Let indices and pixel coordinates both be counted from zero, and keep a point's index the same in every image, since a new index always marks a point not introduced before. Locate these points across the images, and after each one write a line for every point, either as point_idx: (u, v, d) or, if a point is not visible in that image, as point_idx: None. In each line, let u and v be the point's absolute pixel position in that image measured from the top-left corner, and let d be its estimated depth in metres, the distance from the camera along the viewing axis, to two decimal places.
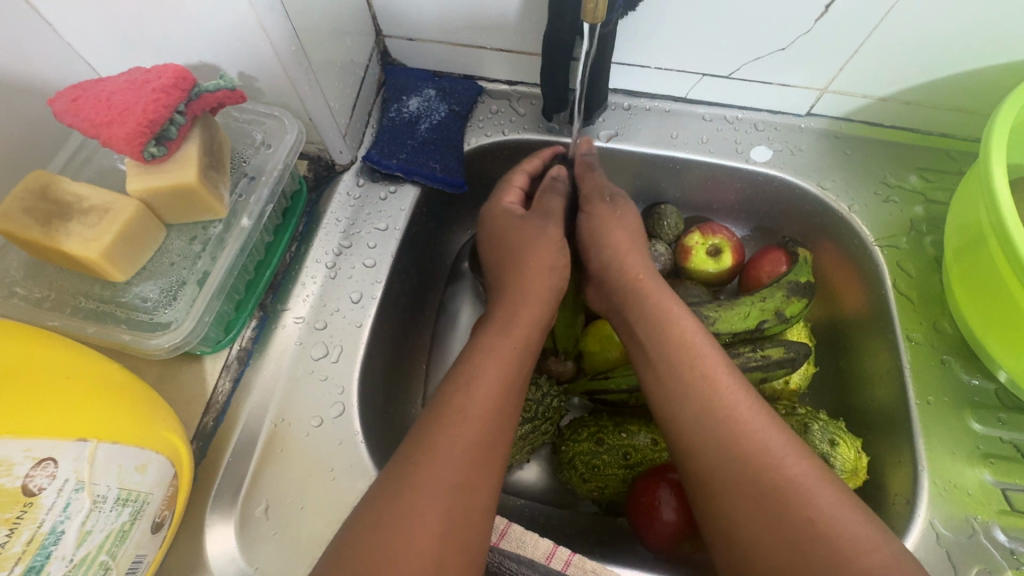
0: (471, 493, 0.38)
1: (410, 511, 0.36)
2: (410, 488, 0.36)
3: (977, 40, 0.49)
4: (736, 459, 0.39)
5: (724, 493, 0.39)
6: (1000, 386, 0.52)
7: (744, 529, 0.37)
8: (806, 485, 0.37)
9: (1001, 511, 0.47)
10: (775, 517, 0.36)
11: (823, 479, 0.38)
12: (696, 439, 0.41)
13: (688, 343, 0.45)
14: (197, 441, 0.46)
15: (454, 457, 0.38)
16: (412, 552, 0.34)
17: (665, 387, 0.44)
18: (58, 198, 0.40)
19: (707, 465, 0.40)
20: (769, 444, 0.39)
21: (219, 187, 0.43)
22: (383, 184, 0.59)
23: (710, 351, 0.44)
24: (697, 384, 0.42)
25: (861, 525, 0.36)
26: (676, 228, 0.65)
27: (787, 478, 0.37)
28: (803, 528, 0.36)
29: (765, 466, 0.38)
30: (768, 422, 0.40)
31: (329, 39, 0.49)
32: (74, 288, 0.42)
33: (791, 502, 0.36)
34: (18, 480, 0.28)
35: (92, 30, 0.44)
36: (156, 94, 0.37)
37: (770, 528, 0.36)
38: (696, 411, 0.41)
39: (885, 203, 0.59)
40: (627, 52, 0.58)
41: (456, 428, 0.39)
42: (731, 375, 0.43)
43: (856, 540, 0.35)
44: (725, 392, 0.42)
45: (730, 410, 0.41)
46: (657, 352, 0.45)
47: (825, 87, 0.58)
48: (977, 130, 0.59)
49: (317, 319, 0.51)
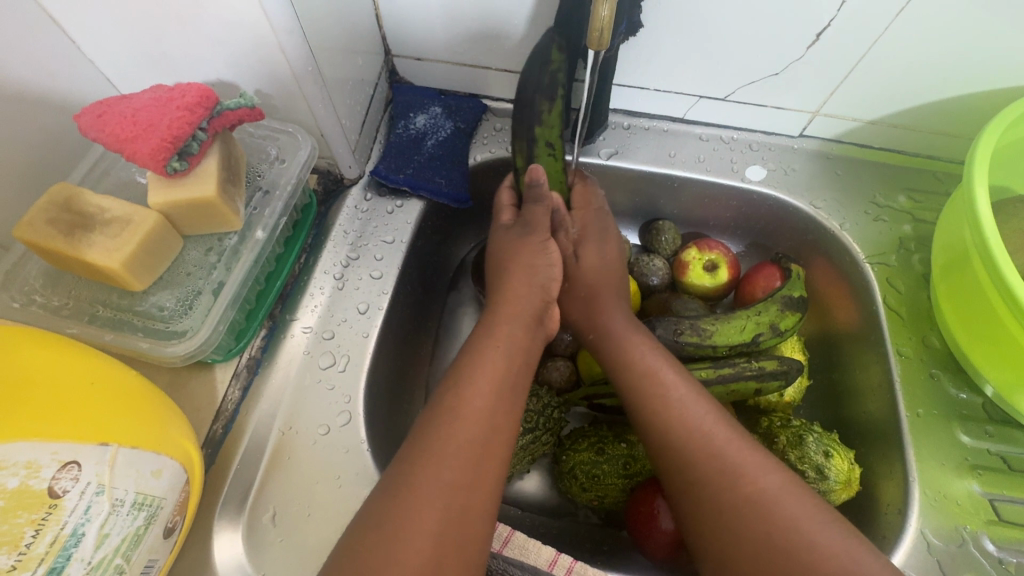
0: (463, 491, 0.38)
1: (407, 509, 0.37)
2: (409, 487, 0.38)
3: (960, 69, 0.52)
4: (708, 475, 0.41)
5: (701, 507, 0.41)
6: (987, 400, 0.53)
7: (715, 544, 0.40)
8: (768, 496, 0.39)
9: (989, 521, 0.48)
10: (741, 531, 0.39)
11: (796, 488, 0.40)
12: (667, 459, 0.44)
13: (658, 364, 0.47)
14: (206, 448, 0.46)
15: (449, 460, 0.39)
16: (398, 547, 0.35)
17: (635, 410, 0.47)
18: (80, 210, 0.41)
19: (681, 482, 0.42)
20: (736, 460, 0.41)
21: (235, 200, 0.45)
22: (390, 199, 0.60)
23: (674, 373, 0.47)
24: (664, 405, 0.45)
25: (825, 531, 0.38)
26: (674, 244, 0.67)
27: (754, 491, 0.40)
28: (772, 538, 0.38)
29: (731, 482, 0.40)
30: (733, 438, 0.42)
31: (342, 58, 0.51)
32: (93, 297, 0.43)
33: (754, 514, 0.39)
34: (44, 483, 0.29)
35: (116, 49, 0.45)
36: (181, 112, 0.39)
37: (735, 543, 0.39)
38: (668, 431, 0.44)
39: (875, 221, 0.62)
40: (627, 74, 0.60)
41: (444, 431, 0.40)
42: (697, 395, 0.45)
43: (818, 548, 0.37)
44: (690, 413, 0.44)
45: (695, 431, 0.43)
46: (629, 373, 0.48)
47: (817, 109, 0.60)
48: (960, 152, 0.61)
49: (325, 329, 0.53)
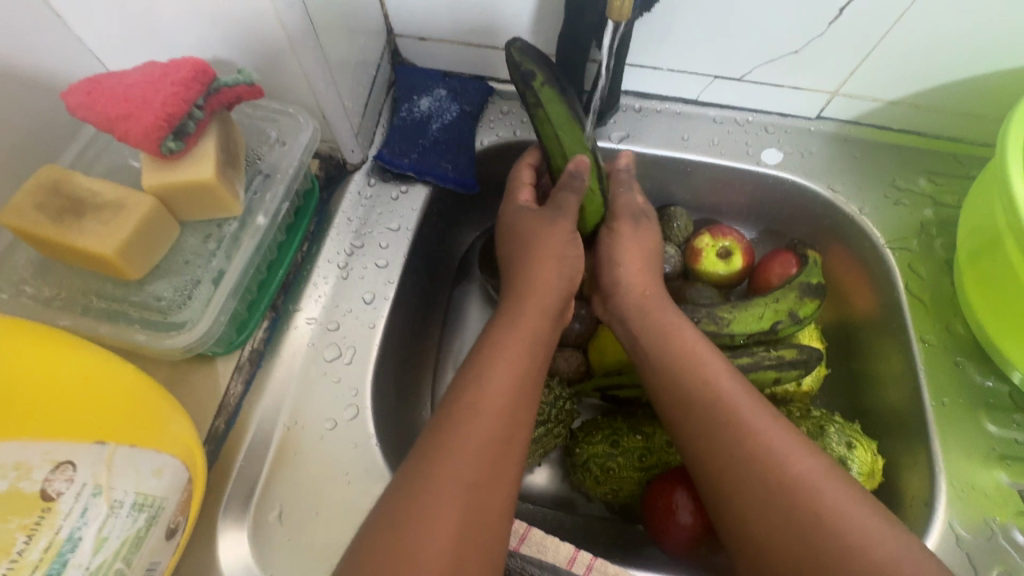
0: (482, 489, 0.37)
1: (422, 505, 0.35)
2: (423, 484, 0.36)
3: (990, 43, 0.50)
4: (744, 460, 0.40)
5: (736, 493, 0.39)
6: (1014, 388, 0.52)
7: (756, 529, 0.38)
8: (807, 481, 0.38)
9: (1018, 513, 0.47)
10: (781, 517, 0.37)
11: (831, 474, 0.39)
12: (702, 443, 0.42)
13: (690, 347, 0.45)
14: (208, 444, 0.45)
15: (467, 451, 0.37)
16: (419, 546, 0.34)
17: (669, 394, 0.45)
18: (72, 195, 0.39)
19: (713, 467, 0.41)
20: (775, 444, 0.40)
21: (235, 184, 0.42)
22: (394, 184, 0.58)
23: (712, 355, 0.45)
24: (698, 388, 0.43)
25: (869, 519, 0.36)
26: (686, 230, 0.65)
27: (792, 476, 0.38)
28: (813, 524, 0.36)
29: (769, 466, 0.39)
30: (773, 421, 0.41)
31: (343, 35, 0.49)
32: (85, 287, 0.41)
33: (797, 498, 0.37)
34: (36, 485, 0.27)
35: (105, 25, 0.43)
36: (175, 88, 0.36)
37: (774, 529, 0.37)
38: (702, 414, 0.42)
39: (895, 205, 0.60)
40: (640, 53, 0.58)
41: (461, 428, 0.38)
42: (732, 378, 0.44)
43: (864, 533, 0.35)
44: (729, 394, 0.42)
45: (735, 413, 0.41)
46: (659, 356, 0.46)
47: (836, 90, 0.58)
48: (983, 133, 0.59)
49: (329, 320, 0.51)
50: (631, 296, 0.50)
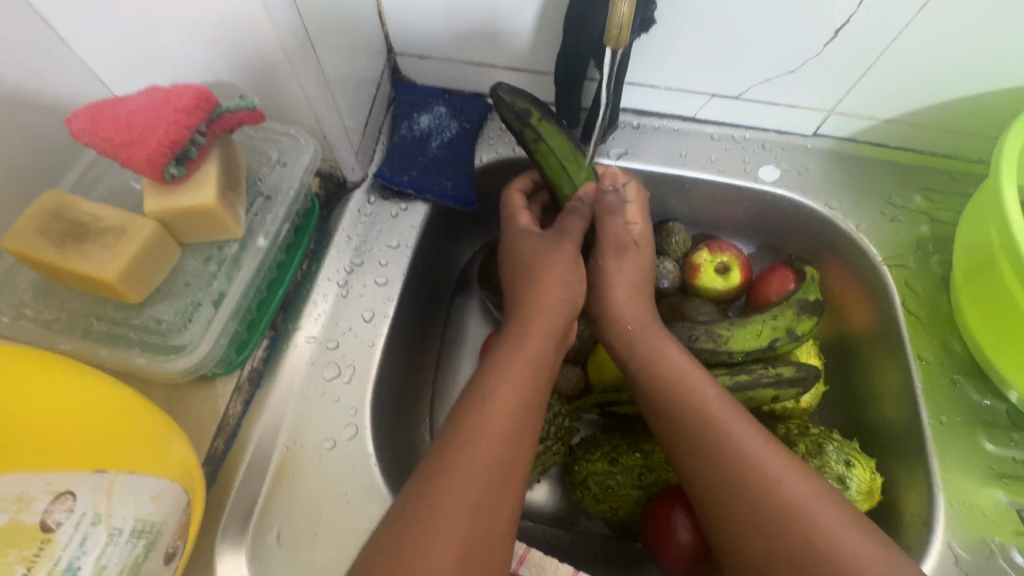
0: (481, 512, 0.37)
1: (421, 530, 0.35)
2: (422, 508, 0.36)
3: (984, 64, 0.50)
4: (739, 483, 0.40)
5: (732, 517, 0.40)
6: (1011, 407, 0.52)
7: (752, 553, 0.38)
8: (802, 504, 0.38)
9: (1016, 533, 0.47)
10: (776, 541, 0.37)
11: (826, 497, 0.39)
12: (697, 465, 0.42)
13: (683, 368, 0.45)
14: (207, 465, 0.45)
15: (465, 474, 0.37)
16: (418, 571, 0.34)
17: (663, 416, 0.45)
18: (74, 219, 0.39)
19: (708, 490, 0.41)
20: (769, 468, 0.40)
21: (236, 207, 0.43)
22: (394, 202, 0.58)
23: (704, 377, 0.45)
24: (691, 410, 0.43)
25: (862, 543, 0.36)
26: (684, 246, 0.65)
27: (787, 499, 0.38)
28: (808, 548, 0.37)
29: (764, 490, 0.39)
30: (767, 443, 0.41)
31: (344, 56, 0.49)
32: (86, 310, 0.41)
33: (793, 522, 0.37)
34: (36, 516, 0.27)
35: (109, 48, 0.43)
36: (177, 115, 0.37)
37: (770, 554, 0.37)
38: (696, 436, 0.42)
39: (891, 222, 0.60)
40: (638, 72, 0.58)
41: (460, 451, 0.38)
42: (725, 400, 0.44)
43: (858, 557, 0.36)
44: (723, 417, 0.42)
45: (729, 436, 0.42)
46: (651, 377, 0.46)
47: (832, 108, 0.58)
48: (978, 151, 0.59)
49: (329, 339, 0.51)
50: (629, 313, 0.49)
